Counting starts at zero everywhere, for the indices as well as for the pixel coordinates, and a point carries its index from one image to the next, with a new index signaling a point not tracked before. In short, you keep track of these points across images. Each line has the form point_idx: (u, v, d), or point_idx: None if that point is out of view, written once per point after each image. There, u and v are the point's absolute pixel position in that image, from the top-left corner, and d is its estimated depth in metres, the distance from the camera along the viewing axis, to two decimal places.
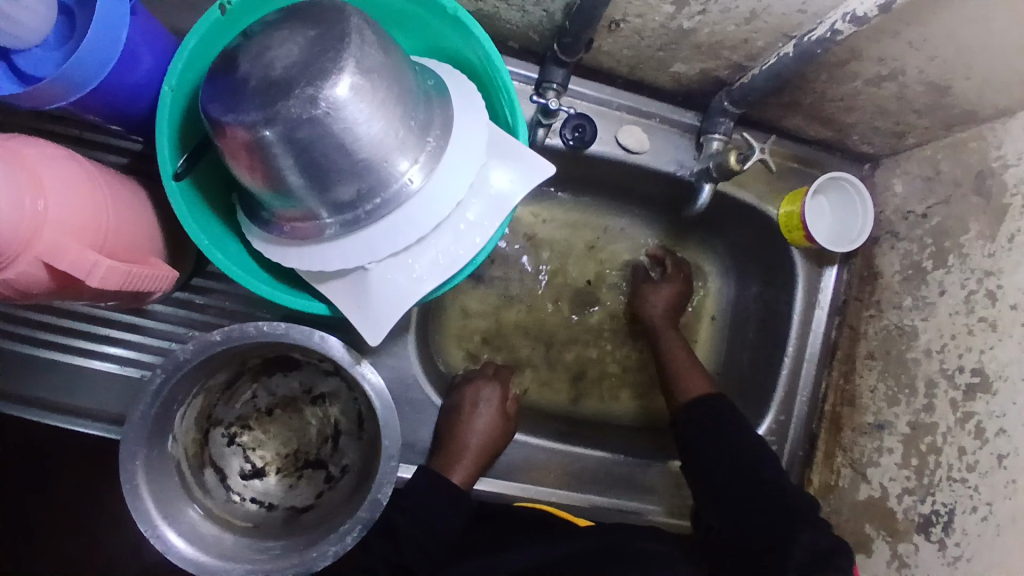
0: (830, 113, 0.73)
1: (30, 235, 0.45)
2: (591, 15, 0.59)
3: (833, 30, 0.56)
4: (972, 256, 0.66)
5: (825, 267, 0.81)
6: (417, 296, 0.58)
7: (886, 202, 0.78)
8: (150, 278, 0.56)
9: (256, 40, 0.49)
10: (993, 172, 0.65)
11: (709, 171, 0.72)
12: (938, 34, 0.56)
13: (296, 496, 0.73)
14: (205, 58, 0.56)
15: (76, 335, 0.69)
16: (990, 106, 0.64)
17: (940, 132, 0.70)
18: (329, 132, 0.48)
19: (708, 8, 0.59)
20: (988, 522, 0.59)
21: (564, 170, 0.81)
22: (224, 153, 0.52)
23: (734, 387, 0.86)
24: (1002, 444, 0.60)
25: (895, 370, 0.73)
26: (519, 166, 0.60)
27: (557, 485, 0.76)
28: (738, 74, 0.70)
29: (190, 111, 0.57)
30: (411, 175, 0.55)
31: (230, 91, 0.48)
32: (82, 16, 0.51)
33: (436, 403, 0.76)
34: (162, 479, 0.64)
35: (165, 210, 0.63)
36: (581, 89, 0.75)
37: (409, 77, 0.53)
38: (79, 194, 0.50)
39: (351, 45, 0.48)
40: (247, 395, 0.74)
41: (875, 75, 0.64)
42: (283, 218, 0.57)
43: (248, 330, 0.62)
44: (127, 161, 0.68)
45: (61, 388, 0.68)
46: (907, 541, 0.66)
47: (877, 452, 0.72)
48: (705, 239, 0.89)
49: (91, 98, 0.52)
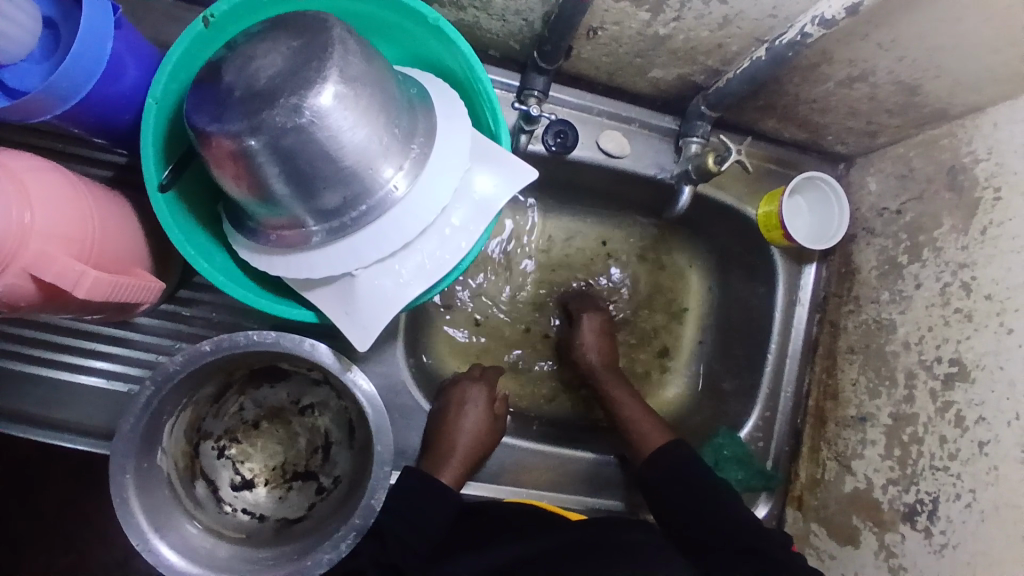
0: (804, 115, 0.75)
1: (17, 248, 0.45)
2: (569, 23, 0.60)
3: (804, 33, 0.58)
4: (946, 250, 0.68)
5: (804, 265, 0.83)
6: (403, 301, 0.59)
7: (861, 200, 0.80)
8: (136, 289, 0.56)
9: (241, 51, 0.50)
10: (964, 167, 0.67)
11: (688, 173, 0.74)
12: (907, 34, 0.58)
13: (286, 507, 0.72)
14: (189, 70, 0.56)
15: (61, 349, 0.68)
16: (958, 104, 0.66)
17: (911, 131, 0.73)
18: (314, 140, 0.49)
19: (683, 15, 0.60)
20: (972, 509, 0.60)
21: (546, 175, 0.82)
22: (209, 163, 0.53)
23: (719, 385, 0.87)
24: (982, 431, 0.61)
25: (876, 363, 0.74)
26: (502, 170, 0.61)
27: (547, 487, 0.77)
28: (713, 79, 0.72)
29: (176, 124, 0.58)
30: (396, 181, 0.55)
31: (215, 101, 0.49)
32: (68, 30, 0.52)
33: (425, 408, 0.77)
34: (153, 492, 0.64)
35: (151, 222, 0.63)
36: (561, 96, 0.76)
37: (392, 85, 0.54)
38: (68, 208, 0.50)
39: (335, 54, 0.49)
40: (234, 407, 0.74)
41: (847, 77, 0.66)
42: (269, 227, 0.57)
43: (238, 340, 0.62)
44: (111, 174, 0.68)
45: (47, 403, 0.68)
46: (893, 531, 0.67)
47: (860, 444, 0.74)
48: (687, 241, 0.90)
49: (77, 111, 0.53)
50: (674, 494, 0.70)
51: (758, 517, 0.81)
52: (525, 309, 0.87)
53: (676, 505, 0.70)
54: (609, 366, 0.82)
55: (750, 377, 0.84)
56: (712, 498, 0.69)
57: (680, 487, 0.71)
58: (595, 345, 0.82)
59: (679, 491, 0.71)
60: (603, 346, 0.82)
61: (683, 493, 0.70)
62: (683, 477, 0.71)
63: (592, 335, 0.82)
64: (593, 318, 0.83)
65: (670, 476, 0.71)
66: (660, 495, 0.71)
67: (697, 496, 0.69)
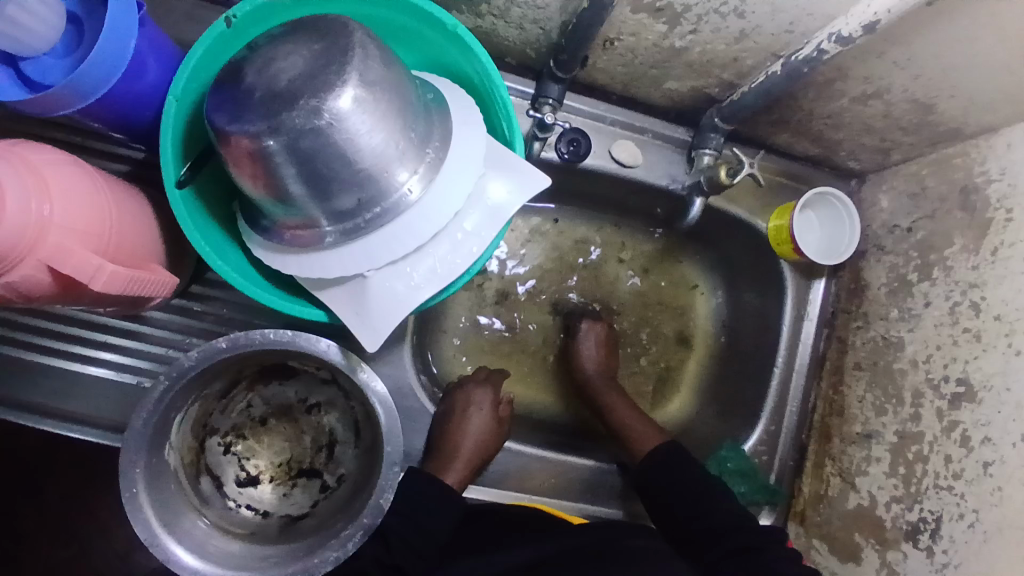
0: (818, 130, 0.75)
1: (36, 239, 0.46)
2: (586, 34, 0.61)
3: (820, 50, 0.58)
4: (956, 269, 0.68)
5: (813, 280, 0.83)
6: (413, 304, 0.59)
7: (872, 217, 0.80)
8: (151, 284, 0.57)
9: (261, 52, 0.50)
10: (976, 187, 0.68)
11: (700, 185, 0.75)
12: (922, 53, 0.58)
13: (290, 504, 0.73)
14: (210, 69, 0.57)
15: (74, 341, 0.69)
16: (973, 124, 0.66)
17: (925, 149, 0.73)
18: (332, 142, 0.49)
19: (699, 28, 0.61)
20: (975, 529, 0.60)
21: (558, 183, 0.82)
22: (227, 162, 0.53)
23: (724, 397, 0.88)
24: (987, 452, 0.61)
25: (882, 380, 0.74)
26: (516, 177, 0.61)
27: (550, 493, 0.78)
28: (728, 92, 0.72)
29: (195, 122, 0.58)
30: (410, 185, 0.56)
31: (236, 100, 0.49)
32: (90, 26, 0.52)
33: (430, 410, 0.77)
34: (162, 488, 0.64)
35: (167, 218, 0.64)
36: (575, 104, 0.77)
37: (410, 90, 0.55)
38: (86, 203, 0.50)
39: (355, 58, 0.50)
40: (242, 404, 0.75)
41: (862, 94, 0.66)
42: (283, 226, 0.58)
43: (254, 337, 0.63)
44: (128, 169, 0.69)
45: (58, 394, 0.69)
46: (895, 549, 0.67)
47: (865, 461, 0.74)
48: (696, 252, 0.90)
49: (97, 106, 0.53)
50: (669, 493, 0.71)
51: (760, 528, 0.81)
52: (534, 314, 0.87)
53: (673, 506, 0.70)
54: (604, 376, 0.82)
55: (755, 390, 0.84)
56: (703, 500, 0.69)
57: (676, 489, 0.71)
58: (594, 354, 0.82)
59: (672, 500, 0.70)
60: (601, 356, 0.83)
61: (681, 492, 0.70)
62: (677, 482, 0.71)
63: (592, 343, 0.83)
64: (596, 326, 0.84)
65: (671, 476, 0.72)
66: (661, 494, 0.72)
67: (690, 500, 0.70)
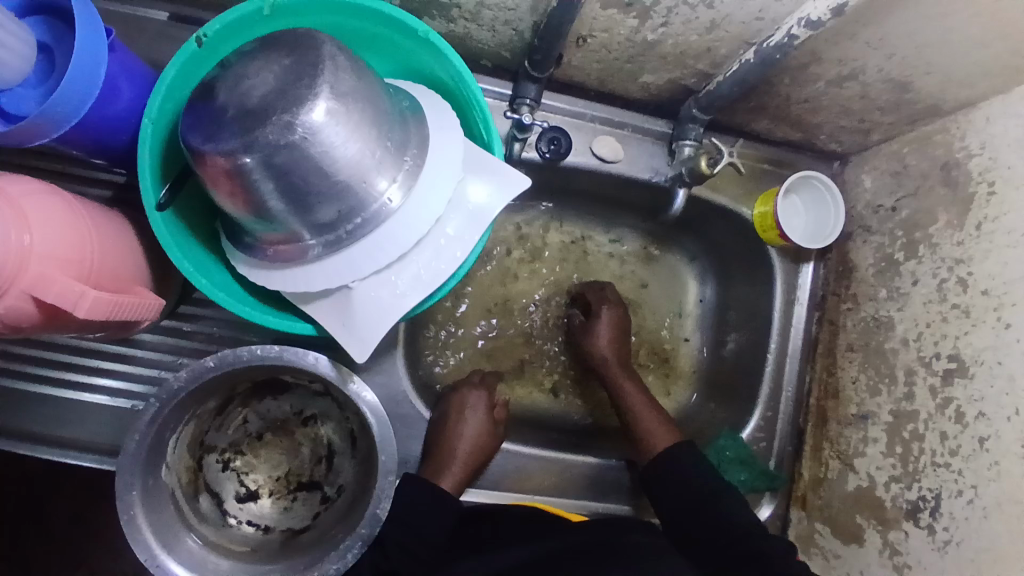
0: (796, 115, 0.75)
1: (17, 271, 0.46)
2: (557, 32, 0.61)
3: (790, 35, 0.58)
4: (942, 246, 0.68)
5: (802, 264, 0.83)
6: (400, 312, 0.59)
7: (857, 198, 0.80)
8: (135, 308, 0.57)
9: (232, 70, 0.50)
10: (957, 163, 0.68)
11: (683, 176, 0.75)
12: (894, 34, 0.58)
13: (291, 518, 0.73)
14: (185, 89, 0.57)
15: (66, 368, 0.69)
16: (950, 99, 0.66)
17: (904, 127, 0.73)
18: (307, 156, 0.49)
19: (670, 20, 0.61)
20: (974, 505, 0.60)
21: (541, 182, 0.82)
22: (205, 181, 0.53)
23: (718, 385, 0.88)
24: (982, 427, 0.61)
25: (875, 360, 0.74)
26: (495, 180, 0.61)
27: (550, 492, 0.78)
28: (705, 82, 0.72)
29: (172, 143, 0.58)
30: (390, 194, 0.56)
31: (210, 120, 0.49)
32: (61, 54, 0.53)
33: (426, 416, 0.77)
34: (159, 508, 0.65)
35: (150, 240, 0.64)
36: (554, 103, 0.77)
37: (383, 98, 0.55)
38: (67, 231, 0.51)
39: (325, 71, 0.50)
40: (238, 420, 0.75)
41: (837, 76, 0.66)
42: (266, 242, 0.58)
43: (241, 355, 0.63)
44: (110, 194, 0.69)
45: (55, 421, 0.69)
46: (897, 529, 0.67)
47: (862, 442, 0.74)
48: (682, 241, 0.90)
49: (73, 133, 0.53)
50: (671, 493, 0.71)
51: (762, 517, 0.81)
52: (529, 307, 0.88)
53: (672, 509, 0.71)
54: (621, 362, 0.82)
55: (751, 377, 0.84)
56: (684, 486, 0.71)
57: (667, 493, 0.72)
58: (607, 341, 0.82)
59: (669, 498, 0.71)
60: (619, 340, 0.83)
61: (669, 492, 0.71)
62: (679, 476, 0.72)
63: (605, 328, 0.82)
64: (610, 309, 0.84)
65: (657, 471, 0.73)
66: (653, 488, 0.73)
67: (682, 506, 0.70)
